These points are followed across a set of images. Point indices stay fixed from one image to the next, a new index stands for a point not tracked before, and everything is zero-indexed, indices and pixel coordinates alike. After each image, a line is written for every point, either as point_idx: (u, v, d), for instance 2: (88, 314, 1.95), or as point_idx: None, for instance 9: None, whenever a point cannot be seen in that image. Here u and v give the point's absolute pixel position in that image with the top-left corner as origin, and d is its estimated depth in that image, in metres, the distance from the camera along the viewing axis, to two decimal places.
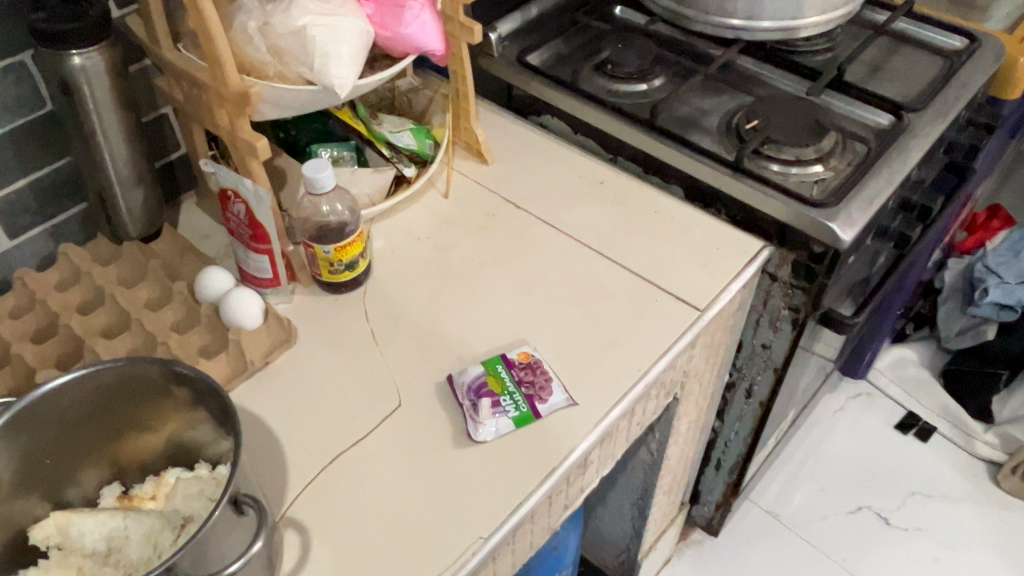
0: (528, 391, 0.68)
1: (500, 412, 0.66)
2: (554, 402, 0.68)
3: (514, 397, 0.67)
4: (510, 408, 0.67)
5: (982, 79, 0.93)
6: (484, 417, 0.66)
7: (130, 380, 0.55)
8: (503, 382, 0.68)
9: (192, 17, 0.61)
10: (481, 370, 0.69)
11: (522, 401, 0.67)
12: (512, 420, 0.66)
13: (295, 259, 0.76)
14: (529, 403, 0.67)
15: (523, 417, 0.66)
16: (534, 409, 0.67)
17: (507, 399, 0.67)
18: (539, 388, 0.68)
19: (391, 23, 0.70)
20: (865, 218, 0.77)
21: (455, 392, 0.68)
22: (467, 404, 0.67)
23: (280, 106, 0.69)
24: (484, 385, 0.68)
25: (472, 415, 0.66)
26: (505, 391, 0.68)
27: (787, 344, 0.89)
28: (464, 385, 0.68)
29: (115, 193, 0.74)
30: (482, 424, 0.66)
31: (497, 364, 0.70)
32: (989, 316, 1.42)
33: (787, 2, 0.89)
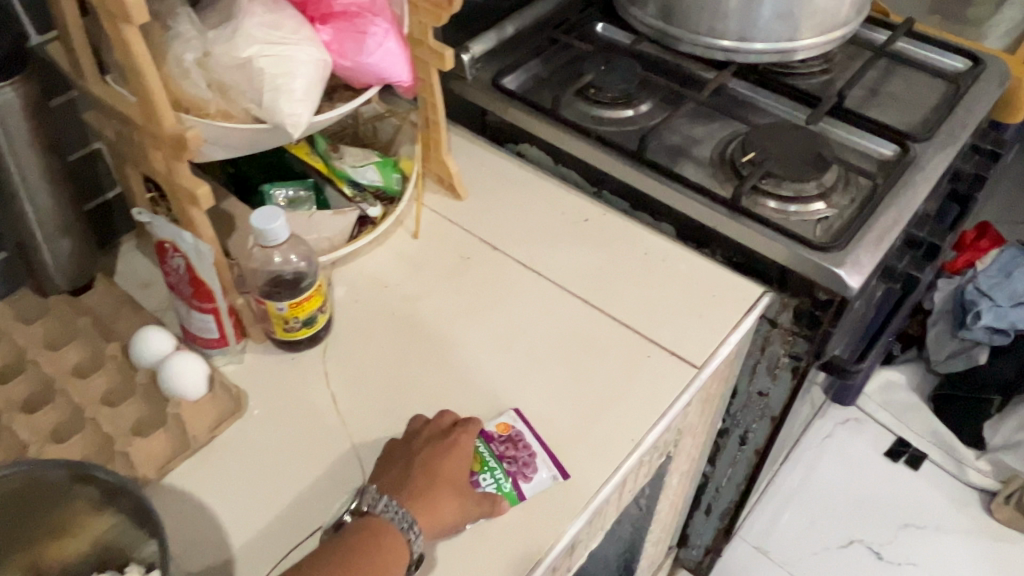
0: (510, 467, 0.61)
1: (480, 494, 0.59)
2: (540, 479, 0.60)
3: (495, 476, 0.60)
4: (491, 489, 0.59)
5: (988, 104, 0.87)
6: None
7: (39, 484, 0.48)
8: (481, 459, 0.61)
9: (118, 49, 0.53)
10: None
11: (504, 479, 0.60)
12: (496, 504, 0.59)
13: (245, 315, 0.67)
14: (512, 480, 0.60)
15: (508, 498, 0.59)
16: (518, 489, 0.59)
17: (486, 478, 0.60)
18: (522, 461, 0.61)
19: (351, 51, 0.62)
20: (874, 263, 0.70)
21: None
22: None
23: (225, 146, 0.61)
24: None
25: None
26: (484, 471, 0.60)
27: (786, 392, 0.83)
28: None
29: (37, 242, 0.65)
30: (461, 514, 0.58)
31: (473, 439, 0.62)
32: (981, 339, 1.37)
33: (782, 22, 0.82)
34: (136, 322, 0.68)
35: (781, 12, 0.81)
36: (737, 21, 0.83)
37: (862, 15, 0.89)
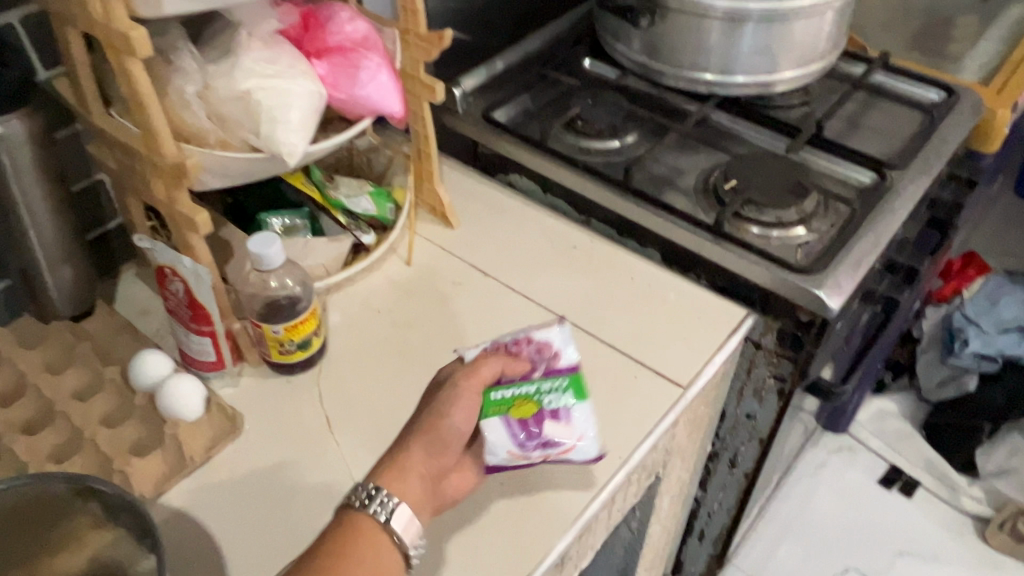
0: (541, 361, 0.63)
1: (565, 409, 0.59)
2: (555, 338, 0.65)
3: (548, 386, 0.60)
4: (564, 399, 0.60)
5: (963, 133, 0.90)
6: (563, 432, 0.58)
7: (39, 493, 0.49)
8: (524, 395, 0.59)
9: (122, 82, 0.56)
10: (501, 417, 0.57)
11: (560, 377, 0.61)
12: (582, 399, 0.60)
13: (243, 339, 0.69)
14: (562, 373, 0.62)
15: (578, 383, 0.61)
16: (563, 371, 0.62)
17: (552, 398, 0.60)
18: (542, 350, 0.64)
19: (345, 84, 0.65)
20: (853, 285, 0.72)
21: (515, 450, 0.56)
22: (532, 452, 0.57)
23: (223, 176, 0.63)
24: (530, 418, 0.58)
25: (555, 441, 0.58)
26: (541, 400, 0.59)
27: (773, 414, 0.85)
28: (517, 444, 0.57)
29: (40, 270, 0.67)
30: (566, 432, 0.59)
31: (498, 392, 0.58)
32: (970, 366, 1.39)
33: (761, 56, 0.86)
34: (135, 348, 0.70)
35: (760, 46, 0.85)
36: (717, 56, 0.86)
37: (838, 50, 0.92)
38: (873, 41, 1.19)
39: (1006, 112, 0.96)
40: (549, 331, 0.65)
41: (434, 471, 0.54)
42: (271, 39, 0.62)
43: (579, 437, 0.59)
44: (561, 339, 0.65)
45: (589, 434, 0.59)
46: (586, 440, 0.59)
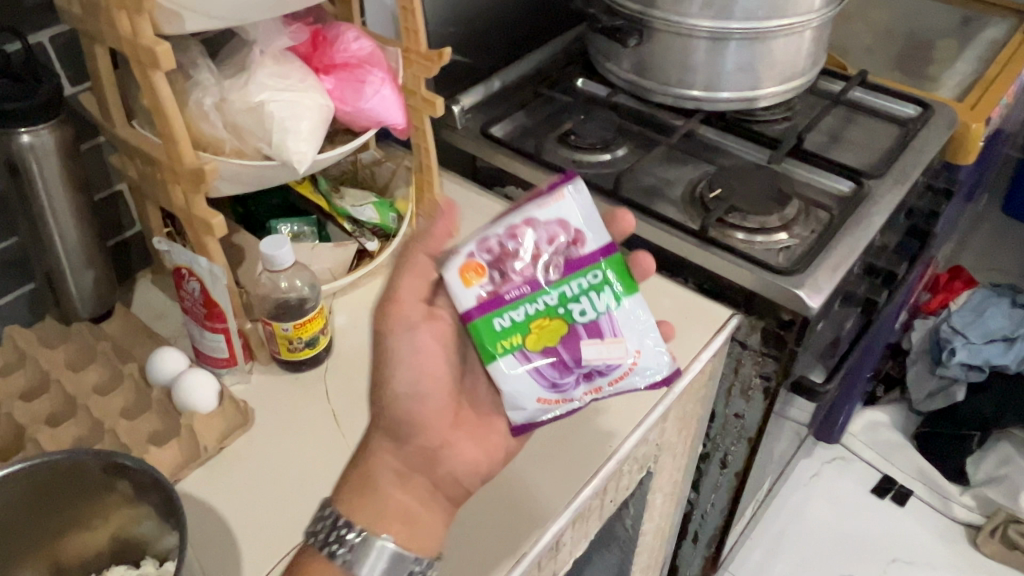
0: (556, 248, 0.59)
1: (611, 316, 0.59)
2: (560, 211, 0.59)
3: (575, 290, 0.59)
4: (604, 301, 0.59)
5: (938, 145, 0.95)
6: (612, 356, 0.59)
7: (70, 469, 0.53)
8: (543, 317, 0.58)
9: (147, 94, 0.60)
10: (519, 357, 0.58)
11: (588, 275, 0.59)
12: (623, 300, 0.60)
13: (253, 338, 0.73)
14: (592, 269, 0.60)
15: (613, 280, 0.60)
16: (585, 259, 0.60)
17: (586, 303, 0.59)
18: (556, 237, 0.59)
19: (351, 98, 0.69)
20: (832, 285, 0.76)
21: (550, 399, 0.58)
22: (576, 392, 0.58)
23: (237, 183, 0.68)
24: (568, 346, 0.58)
25: (608, 366, 0.59)
26: (573, 317, 0.58)
27: (760, 414, 0.88)
28: (554, 377, 0.58)
29: (64, 273, 0.71)
30: (620, 356, 0.59)
31: (510, 324, 0.58)
32: (958, 376, 1.43)
33: (744, 74, 0.91)
34: (152, 347, 0.74)
35: (743, 64, 0.90)
36: (703, 73, 0.91)
37: (818, 67, 0.97)
38: (856, 63, 1.24)
39: (980, 126, 1.00)
40: (558, 208, 0.59)
41: (422, 453, 0.57)
42: (283, 55, 0.67)
43: (633, 354, 0.59)
44: (580, 216, 0.60)
45: (648, 348, 0.60)
46: (646, 364, 0.60)
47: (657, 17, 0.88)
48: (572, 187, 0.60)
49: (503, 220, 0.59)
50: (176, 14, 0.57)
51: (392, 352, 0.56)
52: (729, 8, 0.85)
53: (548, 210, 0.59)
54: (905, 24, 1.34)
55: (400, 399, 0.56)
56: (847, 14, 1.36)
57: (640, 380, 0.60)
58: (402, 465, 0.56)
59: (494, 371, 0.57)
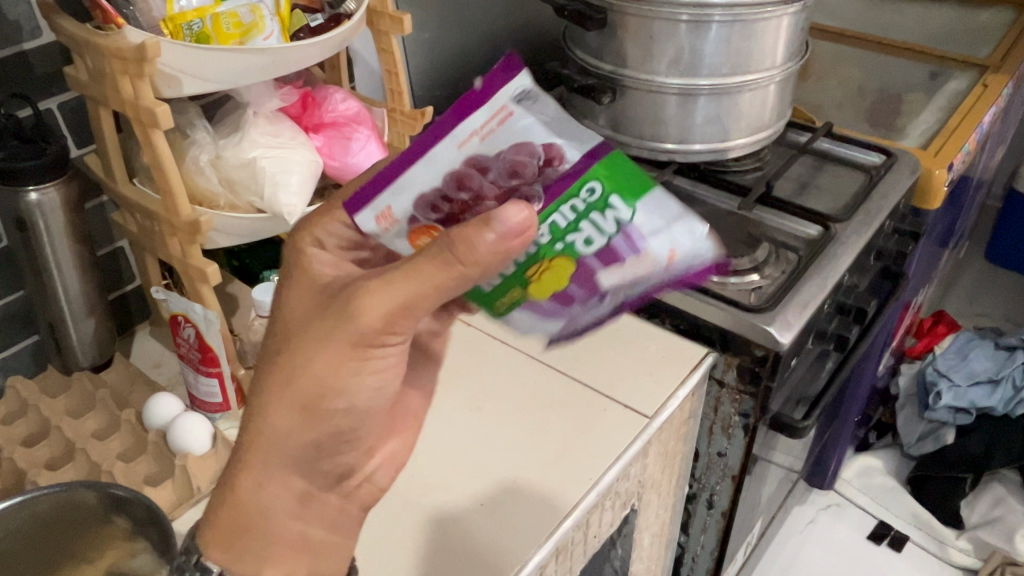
0: (531, 179, 0.48)
1: (631, 233, 0.49)
2: (510, 133, 0.47)
3: (569, 219, 0.49)
4: (613, 219, 0.49)
5: (902, 189, 1.00)
6: (638, 283, 0.51)
7: (69, 501, 0.57)
8: (539, 267, 0.50)
9: (147, 153, 0.65)
10: (528, 310, 0.51)
11: (579, 198, 0.49)
12: (634, 210, 0.49)
13: (246, 384, 0.76)
14: (583, 185, 0.49)
15: (615, 189, 0.49)
16: (565, 180, 0.49)
17: (586, 226, 0.49)
18: (520, 164, 0.48)
19: (338, 153, 0.74)
20: (801, 321, 0.79)
21: (579, 341, 0.54)
22: (604, 324, 0.54)
23: (231, 235, 0.71)
24: (581, 277, 0.50)
25: (639, 292, 0.52)
26: (577, 253, 0.49)
27: (741, 452, 0.91)
28: (577, 313, 0.52)
29: (66, 324, 0.75)
30: (654, 281, 0.51)
31: (504, 283, 0.50)
32: (946, 419, 1.45)
33: (713, 126, 0.96)
34: (148, 394, 0.77)
35: (711, 117, 0.95)
36: (675, 126, 0.96)
37: (784, 120, 1.02)
38: (824, 116, 1.31)
39: (942, 171, 1.06)
40: (509, 133, 0.47)
41: None
42: (274, 116, 0.72)
43: (669, 259, 0.51)
44: (541, 135, 0.48)
45: (682, 250, 0.51)
46: (685, 273, 0.52)
47: (628, 76, 0.93)
48: (515, 93, 0.47)
49: (440, 158, 0.47)
50: (174, 78, 0.62)
51: (370, 364, 0.45)
52: (695, 65, 0.90)
53: (494, 138, 0.47)
54: (871, 78, 1.40)
55: (349, 413, 0.47)
56: (817, 71, 1.43)
57: (678, 287, 0.54)
58: (307, 486, 0.49)
59: (510, 322, 0.53)
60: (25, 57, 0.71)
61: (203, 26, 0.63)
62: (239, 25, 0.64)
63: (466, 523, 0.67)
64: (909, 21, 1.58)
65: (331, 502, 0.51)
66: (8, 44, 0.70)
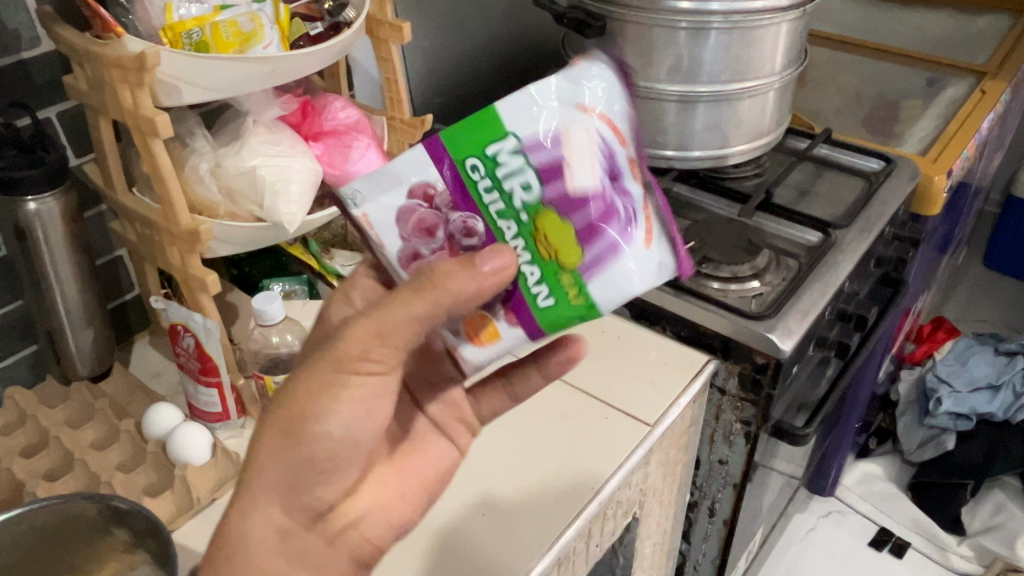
0: (447, 201, 0.49)
1: (531, 142, 0.47)
2: (387, 223, 0.50)
3: (497, 194, 0.47)
4: (512, 155, 0.47)
5: (902, 195, 1.00)
6: (597, 149, 0.46)
7: (67, 512, 0.56)
8: (542, 247, 0.47)
9: (146, 162, 0.65)
10: (588, 272, 0.47)
11: (479, 180, 0.48)
12: (510, 135, 0.47)
13: (245, 393, 0.76)
14: (468, 170, 0.48)
15: (477, 144, 0.48)
16: (457, 185, 0.48)
17: (512, 182, 0.47)
18: (425, 218, 0.49)
19: (338, 162, 0.74)
20: (802, 328, 0.79)
21: (649, 232, 0.48)
22: (645, 211, 0.48)
23: (231, 244, 0.71)
24: (562, 209, 0.46)
25: (607, 153, 0.47)
26: (534, 200, 0.47)
27: (742, 460, 0.90)
28: (614, 234, 0.47)
29: (65, 334, 0.74)
30: (595, 136, 0.47)
31: (548, 284, 0.48)
32: (947, 425, 1.45)
33: (713, 133, 0.96)
34: (147, 404, 0.76)
35: (710, 124, 0.94)
36: (674, 133, 0.96)
37: (784, 127, 1.03)
38: (823, 123, 1.31)
39: (942, 178, 1.06)
40: (397, 183, 0.49)
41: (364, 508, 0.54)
42: (274, 124, 0.72)
43: (585, 115, 0.47)
44: (420, 166, 0.49)
45: (568, 94, 0.47)
46: (598, 98, 0.47)
47: None
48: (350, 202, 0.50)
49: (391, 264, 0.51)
50: (173, 87, 0.62)
51: (348, 392, 0.46)
52: (695, 72, 0.90)
53: (383, 227, 0.50)
54: (869, 84, 1.41)
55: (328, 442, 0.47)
56: (816, 77, 1.43)
57: (619, 105, 0.48)
58: (288, 523, 0.49)
59: (611, 300, 0.48)
60: (24, 66, 0.71)
61: (202, 35, 0.63)
62: (239, 33, 0.63)
63: (466, 533, 0.67)
64: (906, 28, 1.59)
65: (316, 545, 0.50)
66: (8, 54, 0.69)
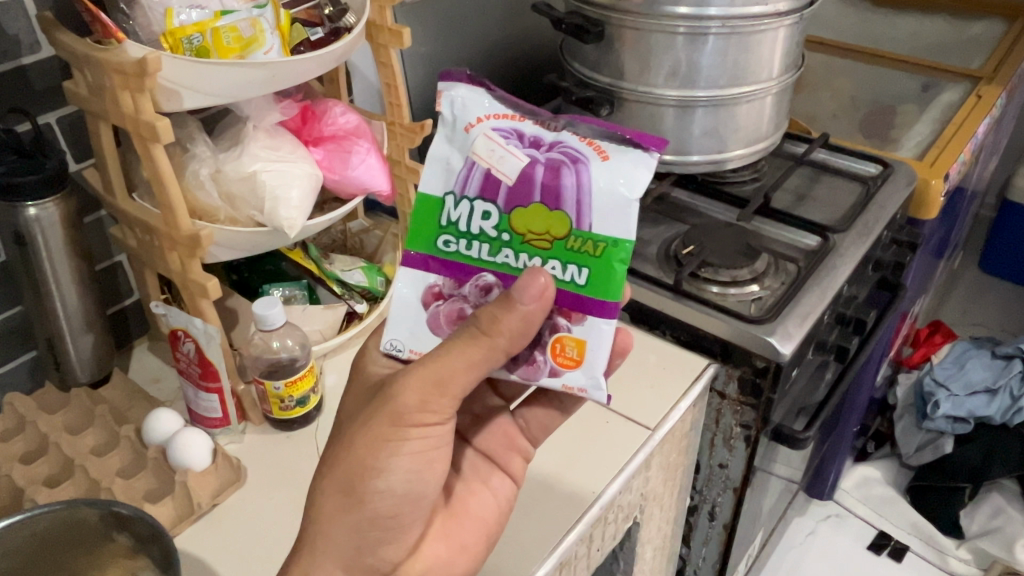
0: (454, 286, 0.54)
1: (463, 189, 0.53)
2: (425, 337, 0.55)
3: (479, 242, 0.53)
4: (459, 207, 0.53)
5: (899, 199, 1.00)
6: (503, 138, 0.51)
7: (68, 518, 0.56)
8: (537, 241, 0.52)
9: (147, 168, 0.65)
10: (587, 223, 0.51)
11: (457, 246, 0.53)
12: (446, 197, 0.53)
13: (246, 399, 0.76)
14: (444, 249, 0.54)
15: (431, 228, 0.54)
16: (445, 258, 0.54)
17: (479, 224, 0.52)
18: (447, 309, 0.54)
19: (337, 166, 0.74)
20: (802, 332, 0.79)
21: (598, 149, 0.51)
22: (580, 142, 0.51)
23: (231, 249, 0.71)
24: (530, 203, 0.51)
25: (514, 134, 0.52)
26: (502, 218, 0.52)
27: (743, 464, 0.90)
28: (577, 176, 0.51)
29: (65, 340, 0.74)
30: (494, 132, 0.52)
31: (570, 261, 0.52)
32: (944, 428, 1.45)
33: (710, 138, 0.96)
34: (147, 409, 0.76)
35: (708, 129, 0.95)
36: (672, 139, 0.96)
37: (781, 132, 1.03)
38: (820, 128, 1.31)
39: (938, 181, 1.07)
40: (413, 308, 0.55)
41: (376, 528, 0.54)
42: (274, 129, 0.72)
43: (474, 129, 0.52)
44: (412, 280, 0.55)
45: (450, 128, 0.53)
46: (470, 109, 0.52)
47: (626, 88, 0.94)
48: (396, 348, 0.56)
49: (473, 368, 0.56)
50: (174, 93, 0.62)
51: (406, 445, 0.51)
52: (693, 77, 0.91)
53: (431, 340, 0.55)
54: (866, 89, 1.41)
55: (389, 497, 0.52)
56: (813, 82, 1.44)
57: (485, 98, 0.53)
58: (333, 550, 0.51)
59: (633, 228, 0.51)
60: (24, 71, 0.71)
61: (203, 41, 0.63)
62: (239, 39, 0.64)
63: None
64: (902, 33, 1.59)
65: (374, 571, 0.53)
66: (7, 59, 0.69)
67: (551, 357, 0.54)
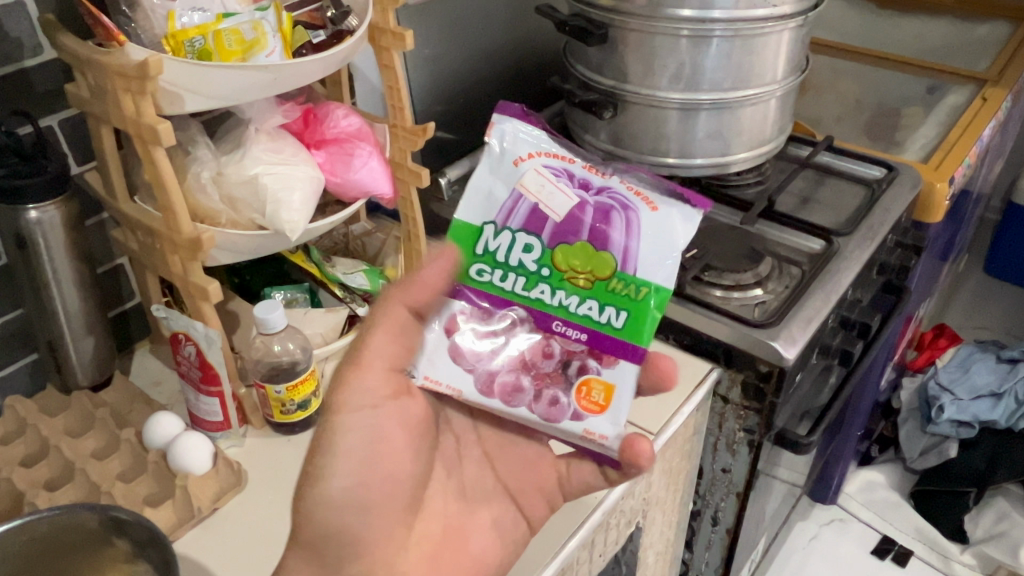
0: (482, 317, 0.58)
1: (506, 217, 0.57)
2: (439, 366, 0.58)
3: (516, 274, 0.57)
4: (500, 235, 0.57)
5: (904, 202, 0.99)
6: (553, 176, 0.57)
7: (67, 522, 0.56)
8: (576, 282, 0.57)
9: (148, 171, 0.64)
10: (630, 267, 0.56)
11: (491, 276, 0.58)
12: (487, 225, 0.57)
13: (247, 403, 0.76)
14: (478, 277, 0.58)
15: (468, 254, 0.58)
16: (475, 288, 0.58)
17: (517, 253, 0.57)
18: (473, 343, 0.58)
19: (340, 169, 0.74)
20: (806, 336, 0.78)
21: (648, 201, 0.58)
22: (628, 190, 0.58)
23: (233, 252, 0.71)
24: (574, 241, 0.57)
25: (563, 175, 0.58)
26: (543, 253, 0.57)
27: (746, 468, 0.90)
28: (622, 222, 0.57)
29: (66, 343, 0.74)
30: (543, 170, 0.58)
31: (610, 302, 0.57)
32: (948, 433, 1.44)
33: (714, 141, 0.95)
34: (148, 413, 0.76)
35: (712, 132, 0.95)
36: (676, 142, 0.96)
37: (785, 135, 1.02)
38: (824, 130, 1.31)
39: (943, 185, 1.06)
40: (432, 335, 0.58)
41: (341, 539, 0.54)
42: (275, 132, 0.72)
43: (524, 162, 0.58)
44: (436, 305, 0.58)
45: (497, 159, 0.58)
46: (521, 145, 0.58)
47: (629, 91, 0.93)
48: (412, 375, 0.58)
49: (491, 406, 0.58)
50: (176, 96, 0.62)
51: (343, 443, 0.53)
52: (697, 80, 0.90)
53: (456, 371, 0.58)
54: (870, 92, 1.41)
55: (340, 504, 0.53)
56: (817, 85, 1.43)
57: (533, 136, 0.59)
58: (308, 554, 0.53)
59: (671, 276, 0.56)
60: (25, 73, 0.71)
61: (205, 43, 0.63)
62: (241, 41, 0.63)
63: None
64: (907, 36, 1.59)
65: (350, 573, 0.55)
66: (8, 62, 0.69)
67: (577, 399, 0.58)
